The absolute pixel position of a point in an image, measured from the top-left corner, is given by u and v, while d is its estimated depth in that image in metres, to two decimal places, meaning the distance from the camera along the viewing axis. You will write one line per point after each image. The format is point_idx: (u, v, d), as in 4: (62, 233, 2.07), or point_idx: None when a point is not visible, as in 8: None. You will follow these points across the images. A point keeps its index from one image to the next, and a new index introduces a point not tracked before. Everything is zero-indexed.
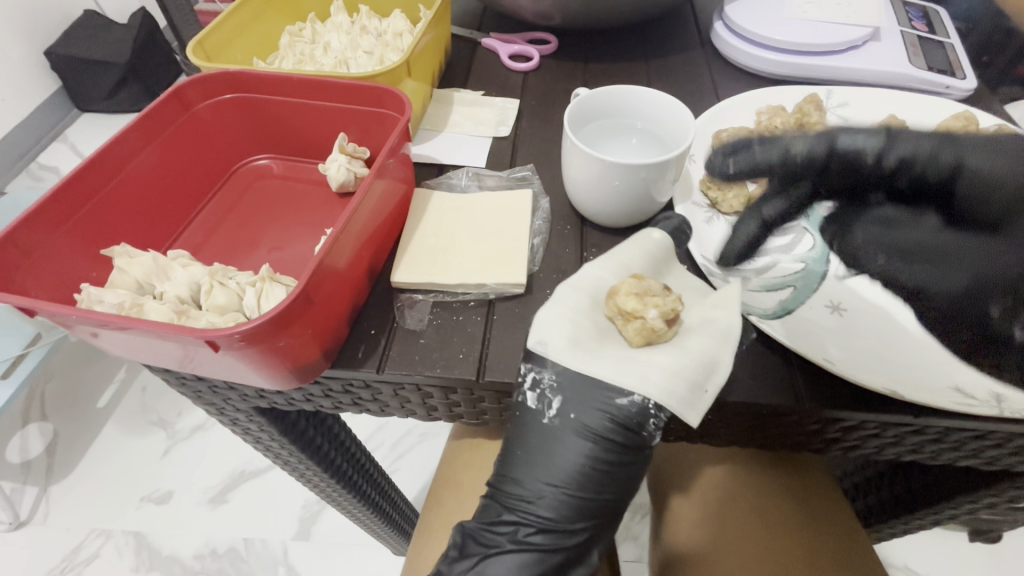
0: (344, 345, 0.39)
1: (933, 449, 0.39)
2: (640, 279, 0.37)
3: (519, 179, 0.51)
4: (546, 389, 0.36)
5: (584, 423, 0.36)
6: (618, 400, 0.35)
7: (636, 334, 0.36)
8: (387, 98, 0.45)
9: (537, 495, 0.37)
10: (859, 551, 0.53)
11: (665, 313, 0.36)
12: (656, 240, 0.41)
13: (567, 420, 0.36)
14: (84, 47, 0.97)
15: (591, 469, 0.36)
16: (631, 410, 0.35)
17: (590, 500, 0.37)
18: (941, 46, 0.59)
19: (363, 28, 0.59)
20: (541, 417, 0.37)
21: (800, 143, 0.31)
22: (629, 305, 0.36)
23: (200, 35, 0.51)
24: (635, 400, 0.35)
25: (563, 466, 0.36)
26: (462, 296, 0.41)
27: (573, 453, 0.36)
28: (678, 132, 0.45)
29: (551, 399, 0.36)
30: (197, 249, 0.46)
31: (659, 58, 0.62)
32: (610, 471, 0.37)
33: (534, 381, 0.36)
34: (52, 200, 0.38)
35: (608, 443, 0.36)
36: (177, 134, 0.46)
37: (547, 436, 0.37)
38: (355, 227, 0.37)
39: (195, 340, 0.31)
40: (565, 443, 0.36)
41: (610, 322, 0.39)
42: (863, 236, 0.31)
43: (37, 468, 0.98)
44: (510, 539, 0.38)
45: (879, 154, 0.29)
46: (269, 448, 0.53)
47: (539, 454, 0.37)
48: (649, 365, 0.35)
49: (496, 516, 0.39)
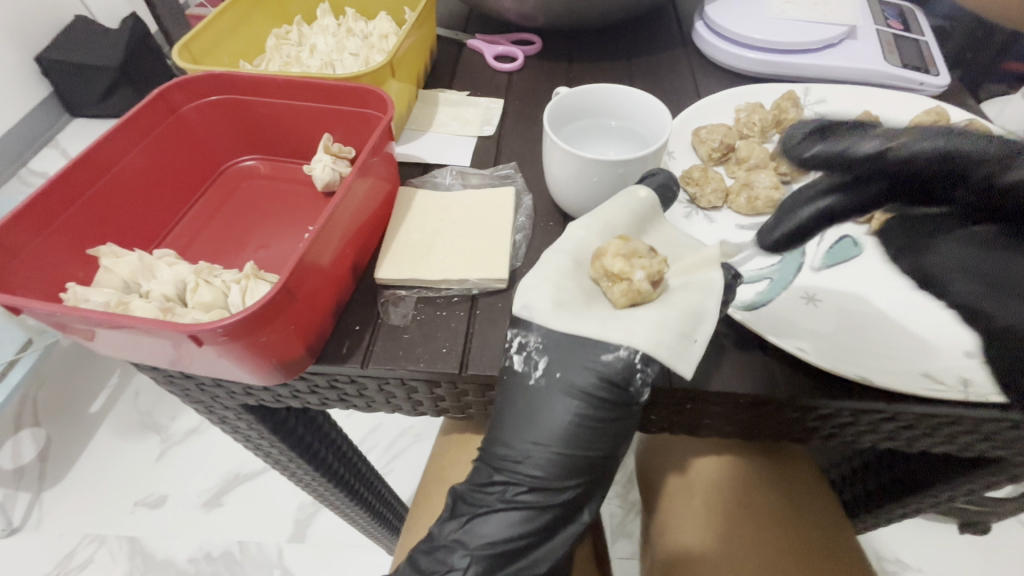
0: (328, 342, 0.40)
1: (909, 436, 0.40)
2: (627, 241, 0.38)
3: (502, 176, 0.51)
4: (531, 351, 0.36)
5: (571, 382, 0.35)
6: (604, 355, 0.35)
7: (622, 295, 0.37)
8: (370, 97, 0.45)
9: (525, 454, 0.37)
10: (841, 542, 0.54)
11: (651, 275, 0.36)
12: (643, 198, 0.41)
13: (553, 379, 0.36)
14: (74, 53, 0.97)
15: (579, 426, 0.36)
16: (617, 366, 0.35)
17: (579, 457, 0.37)
18: (916, 44, 0.60)
19: (349, 31, 0.60)
20: (528, 379, 0.36)
21: (902, 142, 0.30)
22: (616, 267, 0.37)
23: (187, 38, 0.51)
24: (621, 355, 0.35)
25: (550, 425, 0.36)
26: (445, 292, 0.42)
27: (560, 411, 0.36)
28: (656, 128, 0.46)
29: (537, 360, 0.36)
30: (184, 249, 0.47)
31: (642, 58, 0.63)
32: (599, 429, 0.36)
33: (520, 344, 0.37)
34: (37, 201, 0.38)
35: (597, 401, 0.36)
36: (163, 136, 0.47)
37: (534, 397, 0.36)
38: (337, 225, 0.38)
39: (179, 335, 0.31)
40: (553, 402, 0.36)
41: (594, 284, 0.39)
42: (941, 257, 0.34)
43: (30, 475, 0.98)
44: (499, 499, 0.38)
45: (992, 168, 0.29)
46: (260, 447, 0.54)
47: (526, 414, 0.37)
48: (635, 321, 0.35)
49: (487, 478, 0.39)
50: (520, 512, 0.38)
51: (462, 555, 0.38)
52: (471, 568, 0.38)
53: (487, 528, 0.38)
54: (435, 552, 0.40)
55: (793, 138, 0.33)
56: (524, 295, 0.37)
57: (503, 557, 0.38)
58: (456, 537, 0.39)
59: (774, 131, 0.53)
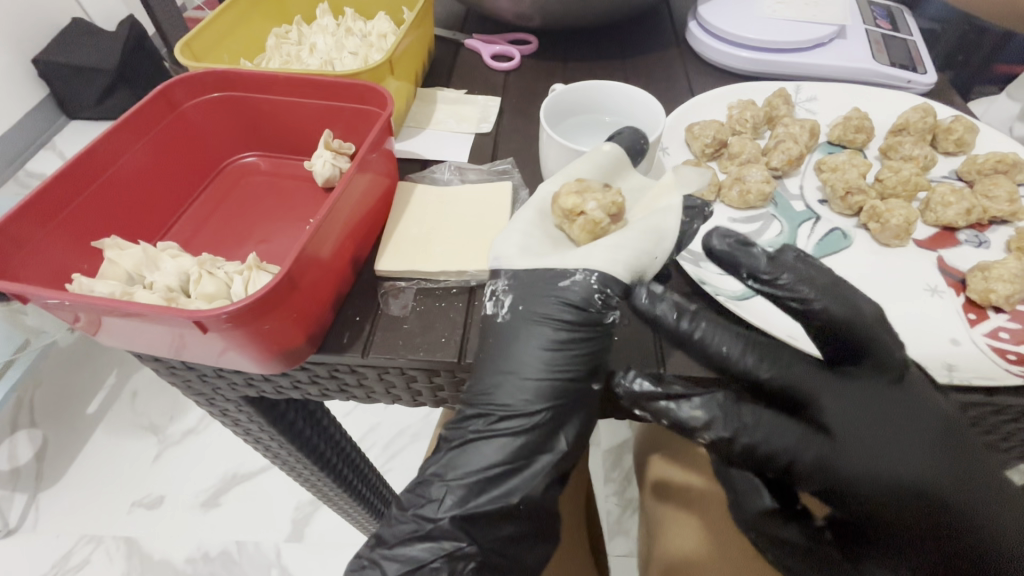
0: (329, 332, 0.40)
1: None
2: (581, 180, 0.40)
3: (500, 171, 0.52)
4: (500, 293, 0.38)
5: (537, 311, 0.37)
6: (562, 281, 0.37)
7: (581, 231, 0.39)
8: (370, 94, 0.46)
9: (495, 384, 0.37)
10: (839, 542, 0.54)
11: (605, 206, 0.39)
12: (607, 151, 0.42)
13: (519, 313, 0.37)
14: (71, 55, 0.98)
15: (545, 353, 0.36)
16: (576, 290, 0.36)
17: (553, 384, 0.36)
18: (905, 43, 0.61)
19: (348, 30, 0.61)
20: (496, 318, 0.38)
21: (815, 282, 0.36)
22: (570, 204, 0.39)
23: (188, 36, 0.52)
24: (579, 279, 0.36)
25: (520, 354, 0.36)
26: (444, 284, 0.43)
27: (527, 341, 0.36)
28: (649, 123, 0.47)
29: (504, 300, 0.38)
30: (187, 243, 0.47)
31: (637, 57, 0.64)
32: (568, 355, 0.36)
33: (492, 291, 0.38)
34: (42, 194, 0.39)
35: (565, 328, 0.36)
36: (165, 132, 0.47)
37: (504, 330, 0.37)
38: (338, 218, 0.38)
39: (184, 321, 0.32)
40: (521, 331, 0.37)
41: (560, 230, 0.41)
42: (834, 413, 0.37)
43: (26, 476, 0.98)
44: (472, 431, 0.37)
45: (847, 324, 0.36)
46: (260, 441, 0.54)
47: (498, 347, 0.37)
48: (592, 246, 0.37)
49: (461, 414, 0.38)
50: (497, 443, 0.36)
51: (440, 488, 0.37)
52: (449, 497, 0.37)
53: (463, 460, 0.37)
54: (415, 486, 0.39)
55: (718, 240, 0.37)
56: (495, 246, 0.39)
57: (481, 488, 0.36)
58: (434, 470, 0.38)
59: (766, 128, 0.54)
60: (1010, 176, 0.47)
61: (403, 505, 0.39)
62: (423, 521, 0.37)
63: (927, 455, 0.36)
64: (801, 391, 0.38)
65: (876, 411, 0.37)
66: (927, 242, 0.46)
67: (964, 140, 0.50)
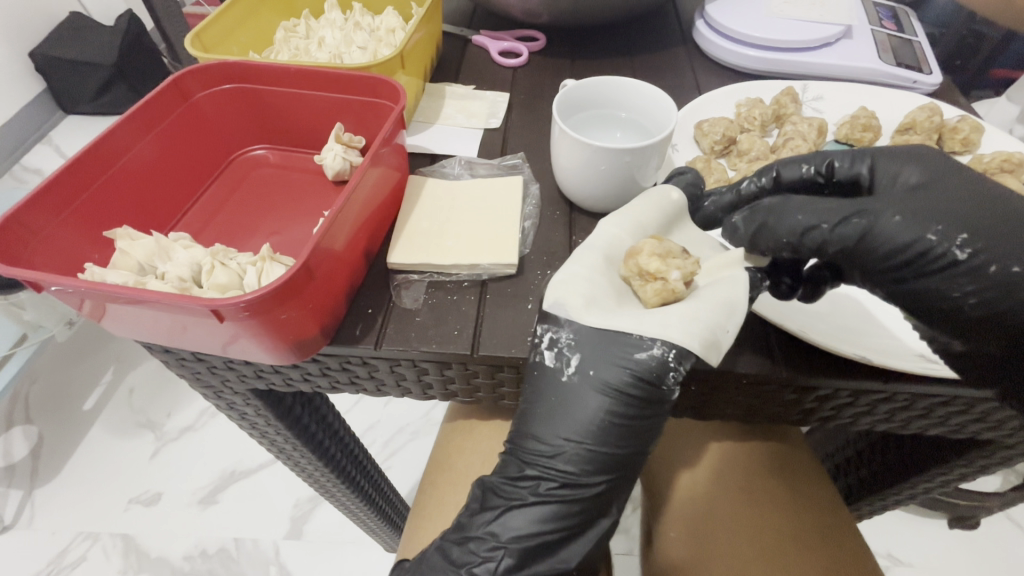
0: (341, 324, 0.40)
1: (904, 417, 0.41)
2: (661, 241, 0.40)
3: (509, 166, 0.52)
4: (563, 347, 0.38)
5: (601, 381, 0.37)
6: (636, 354, 0.37)
7: (655, 293, 0.39)
8: (384, 88, 0.46)
9: (558, 449, 0.39)
10: (848, 545, 0.53)
11: (686, 276, 0.39)
12: (675, 199, 0.43)
13: (585, 376, 0.38)
14: (68, 49, 0.97)
15: (610, 422, 0.38)
16: (650, 364, 0.36)
17: (611, 452, 0.39)
18: (909, 44, 0.62)
19: (357, 25, 0.60)
20: (560, 375, 0.38)
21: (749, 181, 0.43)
22: (651, 265, 0.39)
23: (199, 27, 0.52)
24: (654, 353, 0.36)
25: (581, 419, 0.38)
26: (456, 277, 0.43)
27: (593, 408, 0.38)
28: (659, 120, 0.48)
29: (569, 357, 0.38)
30: (197, 234, 0.47)
31: (644, 55, 0.64)
32: (630, 424, 0.38)
33: (552, 340, 0.38)
34: (54, 184, 0.38)
35: (629, 398, 0.37)
36: (175, 123, 0.47)
37: (567, 391, 0.38)
38: (351, 211, 0.38)
39: (201, 309, 0.32)
40: (585, 395, 0.38)
41: (627, 283, 0.41)
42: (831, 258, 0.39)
43: (21, 472, 0.97)
44: (531, 492, 0.40)
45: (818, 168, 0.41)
46: (265, 436, 0.54)
47: (559, 409, 0.38)
48: (668, 313, 0.38)
49: (518, 472, 0.41)
50: (552, 506, 0.40)
51: (494, 547, 0.40)
52: (506, 558, 0.39)
53: (521, 519, 0.40)
54: (467, 542, 0.41)
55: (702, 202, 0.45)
56: (559, 285, 0.39)
57: (536, 549, 0.40)
58: (489, 530, 0.41)
59: (774, 126, 0.54)
60: (1015, 175, 0.48)
61: (458, 561, 0.41)
62: None
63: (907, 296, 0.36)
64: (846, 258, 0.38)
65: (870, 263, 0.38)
66: None
67: (969, 139, 0.51)
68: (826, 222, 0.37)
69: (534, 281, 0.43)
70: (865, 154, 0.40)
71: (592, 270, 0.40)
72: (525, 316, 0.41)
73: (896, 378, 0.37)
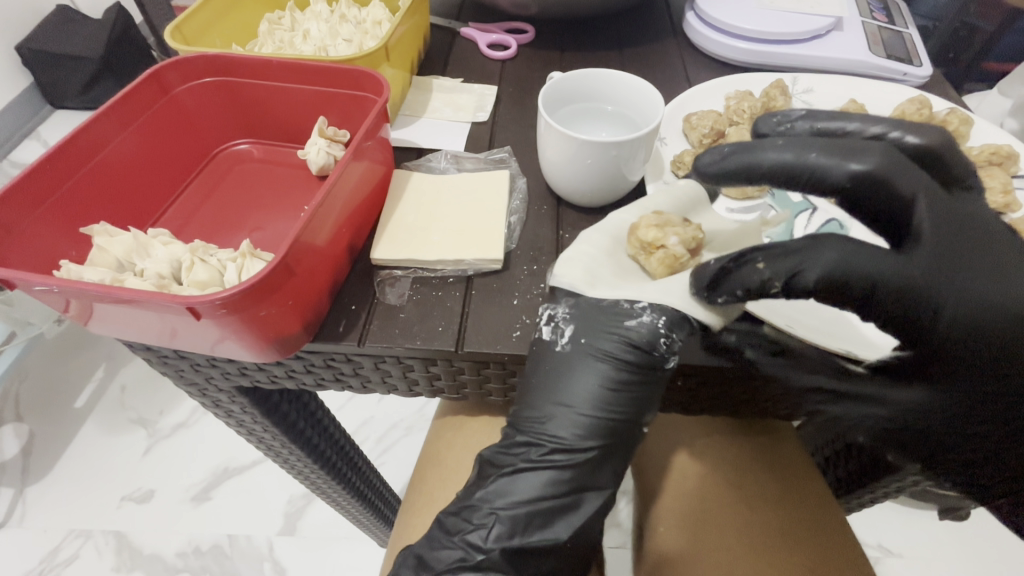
0: (324, 321, 0.40)
1: (891, 411, 0.41)
2: (659, 213, 0.40)
3: (496, 160, 0.52)
4: (559, 320, 0.39)
5: (596, 351, 0.39)
6: (627, 322, 0.38)
7: (660, 264, 0.40)
8: (366, 80, 0.45)
9: (551, 416, 0.39)
10: (832, 535, 0.53)
11: (686, 242, 0.39)
12: (684, 186, 0.43)
13: (578, 345, 0.39)
14: (54, 43, 0.95)
15: (603, 390, 0.38)
16: (641, 332, 0.38)
17: (604, 420, 0.39)
18: (900, 36, 0.61)
19: (342, 17, 0.59)
20: (555, 346, 0.39)
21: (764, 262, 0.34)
22: (650, 237, 0.39)
23: (179, 19, 0.51)
24: (644, 322, 0.38)
25: (576, 386, 0.39)
26: (441, 272, 0.42)
27: (586, 375, 0.39)
28: (648, 113, 0.47)
29: (564, 328, 0.39)
30: (179, 230, 0.47)
31: (635, 47, 0.64)
32: (623, 394, 0.39)
33: (549, 316, 0.39)
34: (28, 179, 0.38)
35: (623, 369, 0.38)
36: (156, 117, 0.46)
37: (563, 362, 0.39)
38: (333, 205, 0.38)
39: (177, 307, 0.31)
40: (581, 365, 0.39)
41: (632, 260, 0.42)
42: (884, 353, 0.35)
43: (12, 471, 0.96)
44: (524, 457, 0.40)
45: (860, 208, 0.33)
46: (253, 433, 0.53)
47: (555, 378, 0.39)
48: (672, 280, 0.39)
49: (513, 441, 0.41)
50: (546, 474, 0.40)
51: (486, 513, 0.40)
52: (497, 527, 0.39)
53: (515, 488, 0.40)
54: (463, 512, 0.41)
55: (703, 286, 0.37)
56: (559, 267, 0.40)
57: (531, 519, 0.39)
58: (482, 496, 0.41)
59: None
60: (1004, 168, 0.47)
61: (451, 529, 0.41)
62: (472, 551, 0.39)
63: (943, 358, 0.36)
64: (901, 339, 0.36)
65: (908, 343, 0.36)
66: None
67: (959, 132, 0.50)
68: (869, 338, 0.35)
69: (520, 277, 0.43)
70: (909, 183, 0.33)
71: (588, 251, 0.41)
72: (511, 312, 0.40)
73: None
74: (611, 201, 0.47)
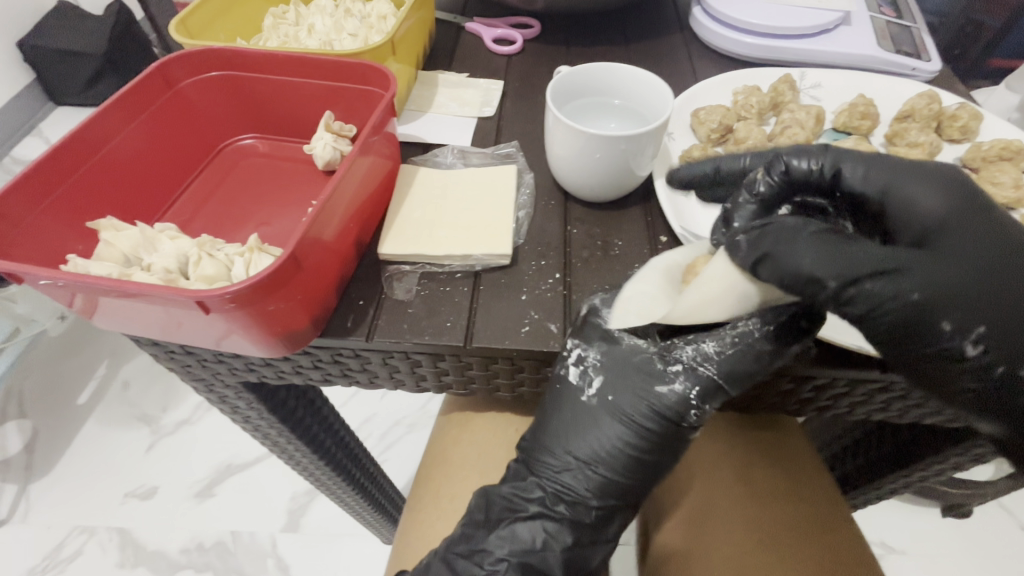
0: (332, 316, 0.40)
1: (901, 406, 0.41)
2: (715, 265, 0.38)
3: (503, 155, 0.52)
4: (588, 367, 0.39)
5: (621, 409, 0.38)
6: (658, 388, 0.37)
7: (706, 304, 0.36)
8: (373, 74, 0.45)
9: (567, 463, 0.40)
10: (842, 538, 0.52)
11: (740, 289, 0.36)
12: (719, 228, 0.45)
13: (604, 399, 0.39)
14: (56, 39, 0.95)
15: (621, 450, 0.39)
16: (670, 399, 0.37)
17: (617, 478, 0.40)
18: (908, 31, 0.61)
19: (347, 11, 0.59)
20: (581, 393, 0.40)
21: (761, 185, 0.37)
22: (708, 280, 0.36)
23: (184, 13, 0.51)
24: (675, 390, 0.37)
25: (596, 441, 0.39)
26: (448, 268, 0.42)
27: (606, 432, 0.39)
28: (656, 108, 0.47)
29: (593, 378, 0.39)
30: (185, 224, 0.46)
31: (641, 42, 0.63)
32: (641, 456, 0.39)
33: (579, 358, 0.39)
34: (35, 173, 0.37)
35: (647, 431, 0.38)
36: (161, 111, 0.46)
37: (586, 409, 0.40)
38: (340, 199, 0.37)
39: (185, 301, 0.31)
40: (602, 420, 0.39)
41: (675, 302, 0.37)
42: (864, 288, 0.31)
43: (16, 467, 0.96)
44: (536, 503, 0.42)
45: (826, 167, 0.36)
46: (259, 429, 0.53)
47: (576, 427, 0.40)
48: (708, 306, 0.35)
49: (525, 482, 0.42)
50: (551, 520, 0.41)
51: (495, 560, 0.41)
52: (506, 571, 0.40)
53: (524, 531, 0.41)
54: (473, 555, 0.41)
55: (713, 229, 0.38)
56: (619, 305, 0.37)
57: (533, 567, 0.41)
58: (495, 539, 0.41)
59: (771, 114, 0.54)
60: (1015, 163, 0.47)
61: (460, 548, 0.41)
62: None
63: (945, 273, 0.31)
64: (893, 269, 0.31)
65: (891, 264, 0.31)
66: None
67: (968, 126, 0.50)
68: (854, 275, 0.31)
69: (528, 272, 0.42)
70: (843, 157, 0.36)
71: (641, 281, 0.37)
72: (519, 308, 0.40)
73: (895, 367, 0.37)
74: (619, 197, 0.47)
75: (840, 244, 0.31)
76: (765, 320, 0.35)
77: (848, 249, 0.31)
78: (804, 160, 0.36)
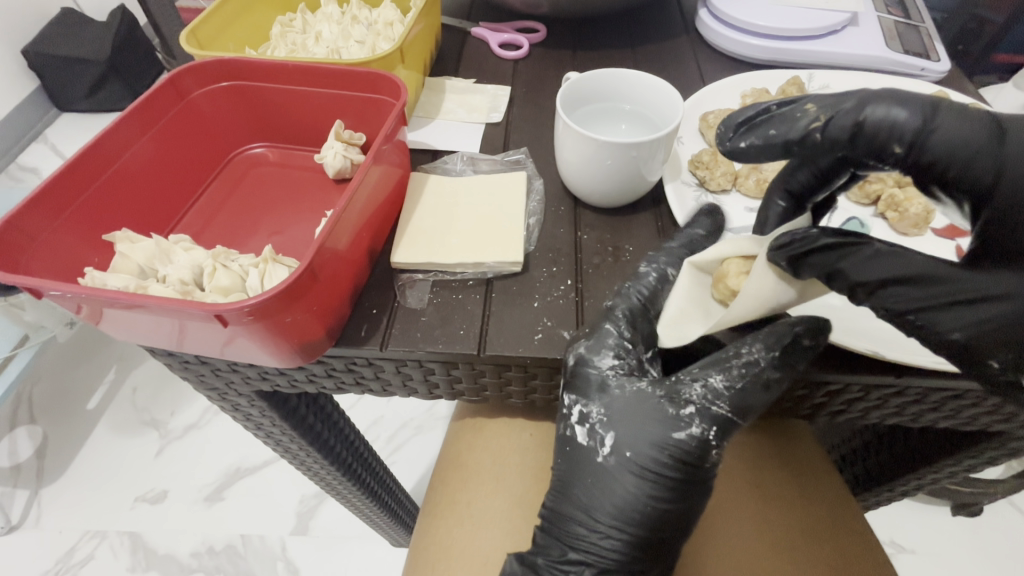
0: (346, 325, 0.40)
1: (914, 411, 0.41)
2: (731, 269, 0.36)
3: (512, 162, 0.52)
4: (596, 423, 0.39)
5: (639, 461, 0.38)
6: (675, 435, 0.37)
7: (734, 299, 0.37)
8: (383, 83, 0.45)
9: (599, 531, 0.40)
10: (855, 539, 0.52)
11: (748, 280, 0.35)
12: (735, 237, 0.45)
13: (620, 456, 0.39)
14: (61, 45, 0.96)
15: (648, 501, 0.39)
16: (689, 444, 0.37)
17: (649, 531, 0.40)
18: (916, 30, 0.61)
19: (355, 19, 0.59)
20: (597, 454, 0.39)
21: (825, 116, 0.31)
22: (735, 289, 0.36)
23: (193, 24, 0.51)
24: (692, 433, 0.37)
25: (622, 499, 0.39)
26: (460, 275, 0.42)
27: (629, 489, 0.39)
28: (665, 112, 0.47)
29: (604, 437, 0.39)
30: (198, 234, 0.47)
31: (648, 44, 0.63)
32: (668, 504, 0.39)
33: (582, 415, 0.39)
34: (50, 189, 0.38)
35: (668, 474, 0.38)
36: (172, 123, 0.46)
37: (604, 469, 0.39)
38: (353, 212, 0.37)
39: (204, 314, 0.31)
40: (622, 478, 0.39)
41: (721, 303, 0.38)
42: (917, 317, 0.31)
43: (27, 472, 0.97)
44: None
45: (918, 129, 0.29)
46: (271, 436, 0.54)
47: (598, 489, 0.40)
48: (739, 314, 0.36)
49: (563, 555, 0.41)
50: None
51: None
52: None
53: None
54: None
55: (725, 131, 0.34)
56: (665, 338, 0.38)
57: None
58: None
59: None
60: None
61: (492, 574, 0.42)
62: None
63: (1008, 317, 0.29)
64: (939, 307, 0.30)
65: (949, 304, 0.30)
66: (945, 231, 0.46)
67: None
68: (910, 302, 0.31)
69: (541, 278, 0.43)
70: (968, 123, 0.29)
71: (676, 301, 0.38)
72: (531, 315, 0.40)
73: (910, 371, 0.36)
74: (630, 202, 0.47)
75: (900, 267, 0.30)
76: (770, 346, 0.35)
77: (910, 285, 0.30)
78: (890, 111, 0.30)
